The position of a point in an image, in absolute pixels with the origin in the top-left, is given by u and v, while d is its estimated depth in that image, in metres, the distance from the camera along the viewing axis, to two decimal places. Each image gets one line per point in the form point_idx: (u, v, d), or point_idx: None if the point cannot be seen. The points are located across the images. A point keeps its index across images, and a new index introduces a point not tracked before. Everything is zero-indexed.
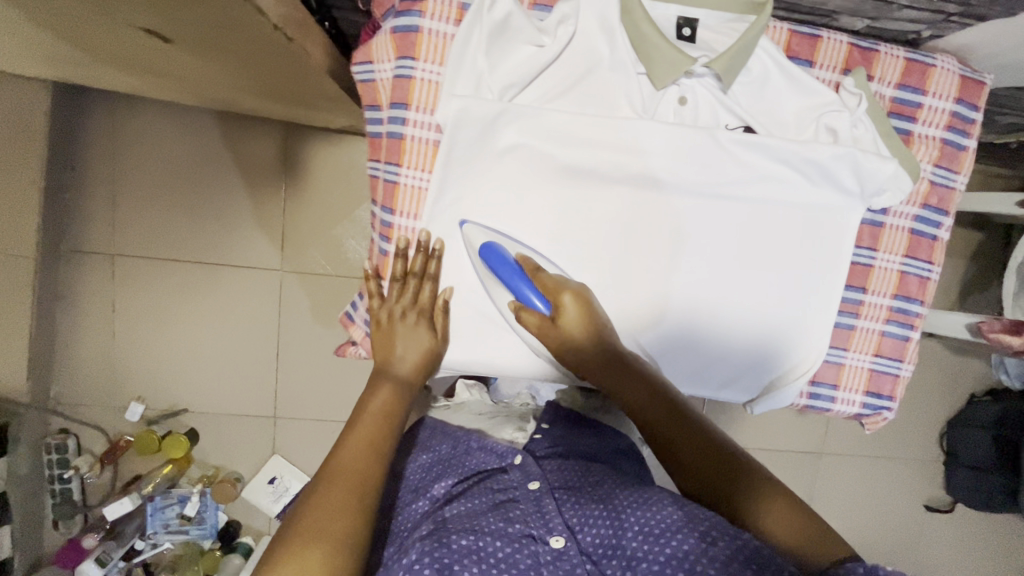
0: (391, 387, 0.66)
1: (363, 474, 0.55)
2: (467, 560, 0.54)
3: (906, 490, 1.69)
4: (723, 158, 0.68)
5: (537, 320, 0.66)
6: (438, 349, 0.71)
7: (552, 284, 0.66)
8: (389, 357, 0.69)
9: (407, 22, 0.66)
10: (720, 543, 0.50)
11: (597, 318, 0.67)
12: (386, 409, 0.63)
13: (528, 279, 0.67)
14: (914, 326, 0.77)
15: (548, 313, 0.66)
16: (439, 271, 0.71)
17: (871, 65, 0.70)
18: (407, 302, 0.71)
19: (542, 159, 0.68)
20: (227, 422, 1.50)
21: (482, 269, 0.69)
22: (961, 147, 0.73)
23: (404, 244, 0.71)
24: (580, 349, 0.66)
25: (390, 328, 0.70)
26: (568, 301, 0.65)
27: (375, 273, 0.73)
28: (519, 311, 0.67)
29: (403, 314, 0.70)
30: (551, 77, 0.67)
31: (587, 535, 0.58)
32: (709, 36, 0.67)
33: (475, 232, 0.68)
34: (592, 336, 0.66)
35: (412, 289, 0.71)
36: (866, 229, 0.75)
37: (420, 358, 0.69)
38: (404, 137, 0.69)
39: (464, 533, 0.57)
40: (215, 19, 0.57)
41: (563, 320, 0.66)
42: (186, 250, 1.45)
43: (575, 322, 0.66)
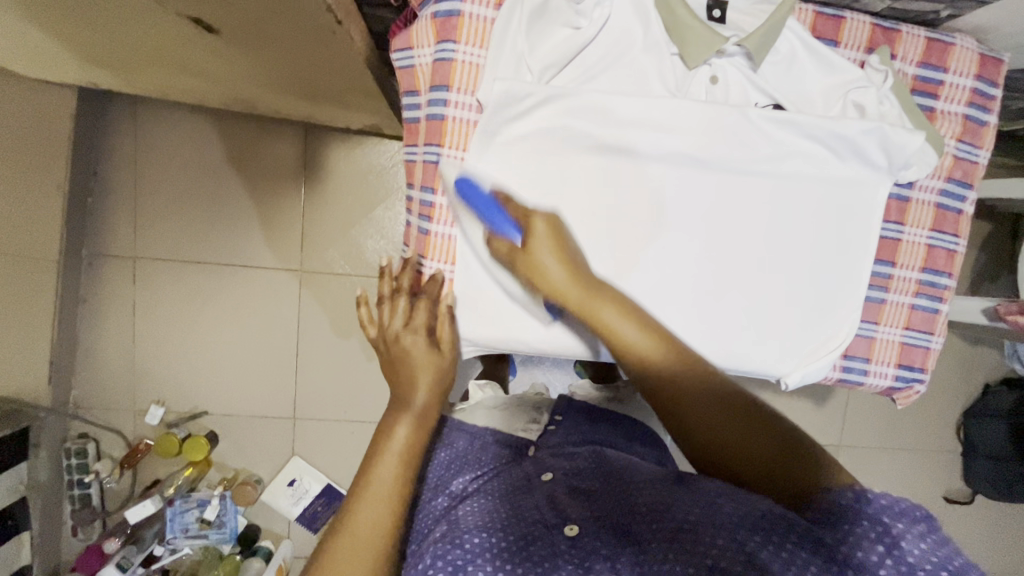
0: (411, 425, 0.62)
1: (383, 527, 0.56)
2: (480, 559, 0.55)
3: (923, 481, 1.71)
4: (754, 135, 0.70)
5: (507, 247, 0.63)
6: (445, 364, 0.65)
7: (522, 209, 0.64)
8: (400, 392, 0.63)
9: (449, 8, 0.68)
10: (728, 507, 0.52)
11: (572, 253, 0.64)
12: (408, 448, 0.61)
13: (500, 206, 0.65)
14: (942, 298, 0.79)
15: (519, 240, 0.63)
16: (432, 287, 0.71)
17: (894, 43, 0.73)
18: (400, 323, 0.65)
19: (578, 137, 0.70)
20: (247, 424, 1.50)
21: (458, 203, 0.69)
22: (983, 123, 0.75)
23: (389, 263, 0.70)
24: (554, 282, 0.62)
25: (390, 357, 0.65)
26: (540, 226, 0.63)
27: (364, 300, 0.70)
28: (491, 239, 0.65)
29: (401, 335, 0.65)
30: (587, 60, 0.69)
31: (601, 529, 0.58)
32: (738, 18, 0.69)
33: (450, 168, 0.69)
34: (570, 273, 0.62)
35: (405, 310, 0.66)
36: (894, 204, 0.76)
37: (432, 382, 0.64)
38: (446, 119, 0.70)
39: (475, 532, 0.58)
40: (272, 5, 0.59)
41: (533, 245, 0.62)
42: (206, 253, 1.46)
43: (545, 247, 0.62)
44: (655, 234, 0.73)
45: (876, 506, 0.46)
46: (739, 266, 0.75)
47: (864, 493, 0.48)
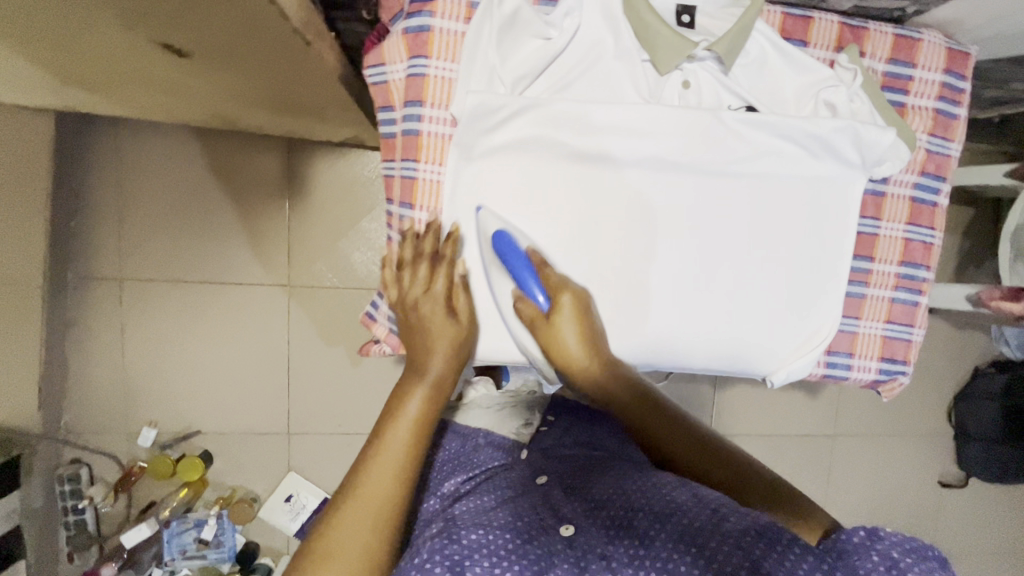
0: (424, 392, 0.62)
1: (390, 497, 0.55)
2: (480, 555, 0.54)
3: (917, 467, 1.73)
4: (728, 136, 0.71)
5: (532, 313, 0.67)
6: (462, 338, 0.67)
7: (556, 282, 0.69)
8: (419, 359, 0.64)
9: (418, 23, 0.67)
10: (733, 519, 0.52)
11: (589, 326, 0.69)
12: (420, 419, 0.60)
13: (534, 272, 0.68)
14: (921, 291, 0.80)
15: (545, 309, 0.68)
16: (454, 249, 0.69)
17: (862, 41, 0.73)
18: (419, 289, 0.67)
19: (553, 147, 0.70)
20: (242, 441, 1.50)
21: (489, 256, 0.71)
22: (953, 116, 0.76)
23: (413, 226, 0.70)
24: (570, 356, 0.68)
25: (407, 322, 0.66)
26: (567, 301, 0.68)
27: (389, 262, 0.70)
28: (517, 301, 0.68)
29: (423, 300, 0.66)
30: (559, 70, 0.69)
31: (598, 521, 0.58)
32: (707, 22, 0.70)
33: (489, 219, 0.70)
34: (583, 347, 0.68)
35: (425, 274, 0.67)
36: (869, 199, 0.77)
37: (449, 350, 0.65)
38: (421, 134, 0.70)
39: (473, 529, 0.58)
40: (239, 28, 0.58)
41: (559, 317, 0.67)
42: (193, 271, 1.46)
43: (568, 323, 0.68)
44: (630, 244, 0.74)
45: (887, 543, 0.47)
46: (718, 267, 0.75)
47: (875, 531, 0.48)
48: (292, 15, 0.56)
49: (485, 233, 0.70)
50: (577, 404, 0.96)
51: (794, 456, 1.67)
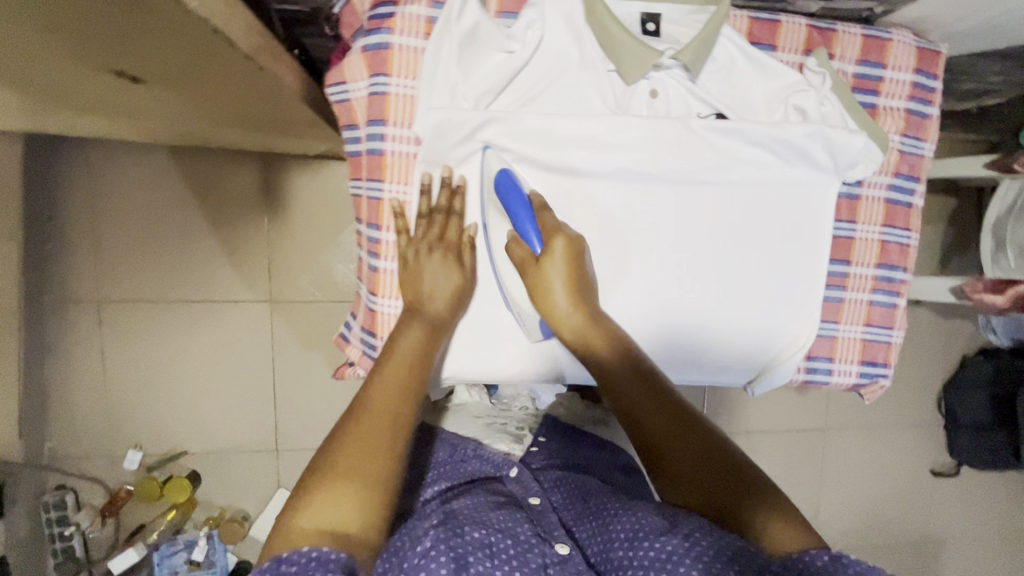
0: (423, 328, 0.64)
1: (398, 419, 0.55)
2: (482, 553, 0.52)
3: (909, 457, 1.74)
4: (698, 145, 0.70)
5: (523, 254, 0.65)
6: (466, 285, 0.69)
7: (552, 225, 0.65)
8: (419, 296, 0.66)
9: (377, 41, 0.65)
10: (704, 543, 0.50)
11: (582, 274, 0.66)
12: (419, 350, 0.62)
13: (532, 215, 0.66)
14: (899, 292, 0.79)
15: (537, 253, 0.65)
16: (464, 205, 0.70)
17: (830, 44, 0.72)
18: (432, 237, 0.68)
19: (521, 162, 0.69)
20: (230, 459, 1.48)
21: (490, 200, 0.69)
22: (925, 116, 0.75)
23: (426, 180, 0.68)
24: (557, 305, 0.65)
25: (416, 266, 0.67)
26: (559, 246, 0.64)
27: (401, 211, 0.69)
28: (511, 241, 0.66)
29: (430, 250, 0.67)
30: (524, 82, 0.67)
31: (591, 547, 0.59)
32: (672, 30, 0.68)
33: (495, 158, 0.67)
34: (573, 292, 0.65)
35: (439, 224, 0.68)
36: (844, 203, 0.76)
37: (450, 295, 0.67)
38: (385, 154, 0.68)
39: (475, 526, 0.56)
40: (187, 56, 0.56)
41: (549, 261, 0.64)
42: (173, 290, 1.43)
43: (558, 268, 0.65)
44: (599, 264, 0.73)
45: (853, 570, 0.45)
46: (691, 282, 0.74)
47: (839, 557, 0.46)
48: (241, 40, 0.54)
49: (488, 173, 0.68)
50: (565, 426, 0.94)
51: (787, 452, 1.67)
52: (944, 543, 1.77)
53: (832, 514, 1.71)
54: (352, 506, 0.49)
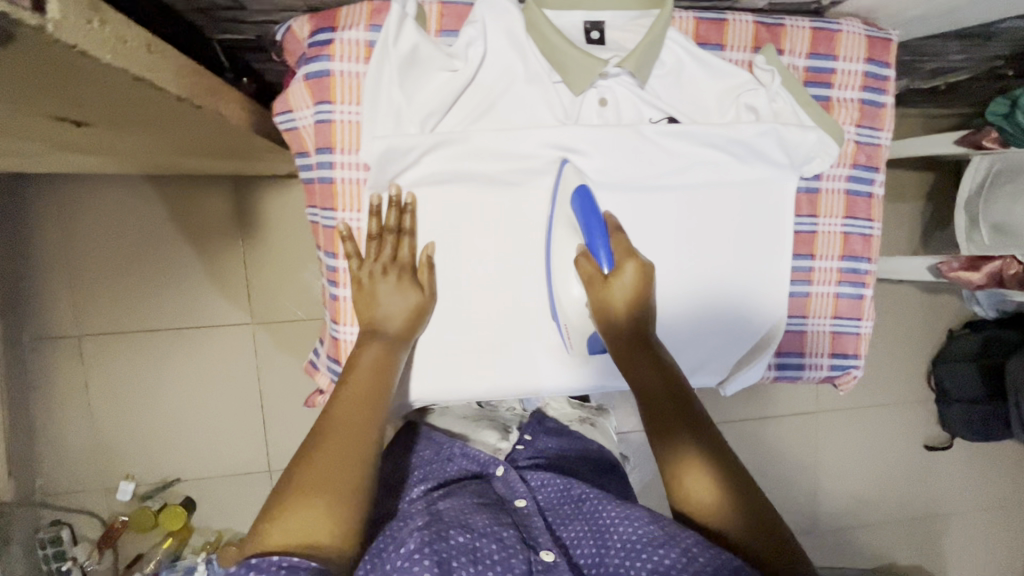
0: (382, 345, 0.63)
1: (365, 430, 0.55)
2: (466, 558, 0.52)
3: (903, 433, 1.74)
4: (652, 150, 0.69)
5: (590, 269, 0.65)
6: (426, 306, 0.67)
7: (624, 248, 0.65)
8: (375, 317, 0.65)
9: (318, 69, 0.65)
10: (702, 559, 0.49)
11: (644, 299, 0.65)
12: (380, 366, 0.61)
13: (606, 236, 0.65)
14: (865, 283, 0.79)
15: (605, 271, 0.64)
16: (414, 223, 0.68)
17: (779, 39, 0.72)
18: (386, 259, 0.66)
19: (475, 179, 0.68)
20: (224, 483, 1.48)
21: (561, 215, 0.69)
22: (880, 105, 0.75)
23: (376, 201, 0.66)
24: (617, 321, 0.64)
25: (371, 289, 0.65)
26: (631, 268, 0.64)
27: (349, 233, 0.66)
28: (579, 256, 0.66)
29: (384, 272, 0.66)
30: (470, 100, 0.66)
31: (579, 550, 0.59)
32: (617, 36, 0.68)
33: (572, 174, 0.68)
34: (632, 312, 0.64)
35: (391, 244, 0.67)
36: (803, 197, 0.76)
37: (408, 315, 0.66)
38: (334, 181, 0.67)
39: (460, 531, 0.55)
40: (119, 100, 0.55)
41: (615, 279, 0.63)
42: (154, 319, 1.43)
43: (625, 289, 0.63)
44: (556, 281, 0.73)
45: None
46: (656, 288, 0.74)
47: None
48: (171, 84, 0.53)
49: (565, 186, 0.68)
50: (555, 426, 0.91)
51: (781, 437, 1.68)
52: (943, 516, 1.78)
53: (830, 495, 1.72)
54: (321, 514, 0.48)
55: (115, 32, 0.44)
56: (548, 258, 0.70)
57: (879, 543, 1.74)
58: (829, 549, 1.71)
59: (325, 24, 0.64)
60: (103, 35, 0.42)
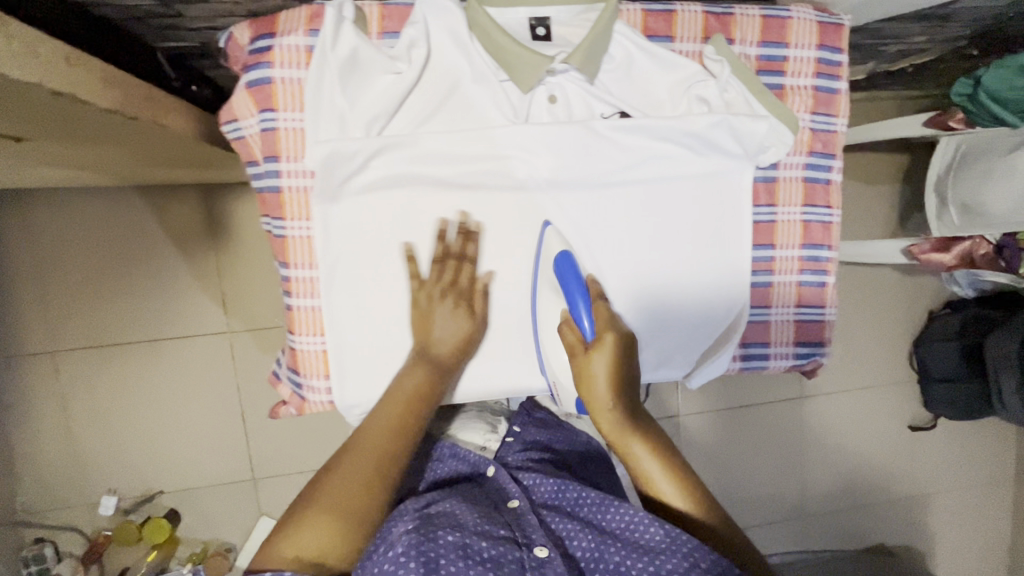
0: (428, 372, 0.64)
1: (383, 455, 0.58)
2: (457, 556, 0.52)
3: (886, 415, 1.75)
4: (604, 146, 0.68)
5: (574, 339, 0.62)
6: (477, 334, 0.68)
7: (605, 317, 0.61)
8: (427, 340, 0.66)
9: (258, 76, 0.63)
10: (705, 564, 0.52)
11: (628, 369, 0.61)
12: (420, 392, 0.62)
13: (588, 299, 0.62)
14: (828, 271, 0.78)
15: (587, 340, 0.60)
16: (477, 250, 0.69)
17: (729, 28, 0.71)
18: (445, 283, 0.67)
19: (425, 182, 0.67)
20: (208, 494, 1.47)
21: (544, 272, 0.68)
22: (833, 91, 0.74)
23: (442, 226, 0.67)
24: (597, 397, 0.60)
25: (428, 308, 0.66)
26: (610, 341, 0.59)
27: (411, 254, 0.67)
28: (563, 322, 0.63)
29: (442, 296, 0.66)
30: (418, 102, 0.65)
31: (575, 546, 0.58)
32: (563, 31, 0.67)
33: (554, 237, 0.68)
34: (615, 391, 0.60)
35: (452, 269, 0.67)
36: (761, 186, 0.75)
37: (458, 341, 0.66)
38: (281, 190, 0.66)
39: (449, 529, 0.54)
40: (47, 116, 0.54)
41: (598, 352, 0.59)
42: (129, 332, 1.41)
43: (604, 363, 0.59)
44: (517, 278, 0.71)
45: None
46: (617, 284, 0.73)
47: None
48: (98, 98, 0.52)
49: (549, 248, 0.67)
50: (544, 418, 0.88)
51: (766, 424, 1.68)
52: (928, 495, 1.79)
53: (816, 479, 1.73)
54: (330, 537, 0.53)
55: (25, 47, 0.43)
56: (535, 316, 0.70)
57: (866, 524, 1.75)
58: (816, 532, 1.73)
59: (265, 31, 0.63)
60: (11, 51, 0.41)
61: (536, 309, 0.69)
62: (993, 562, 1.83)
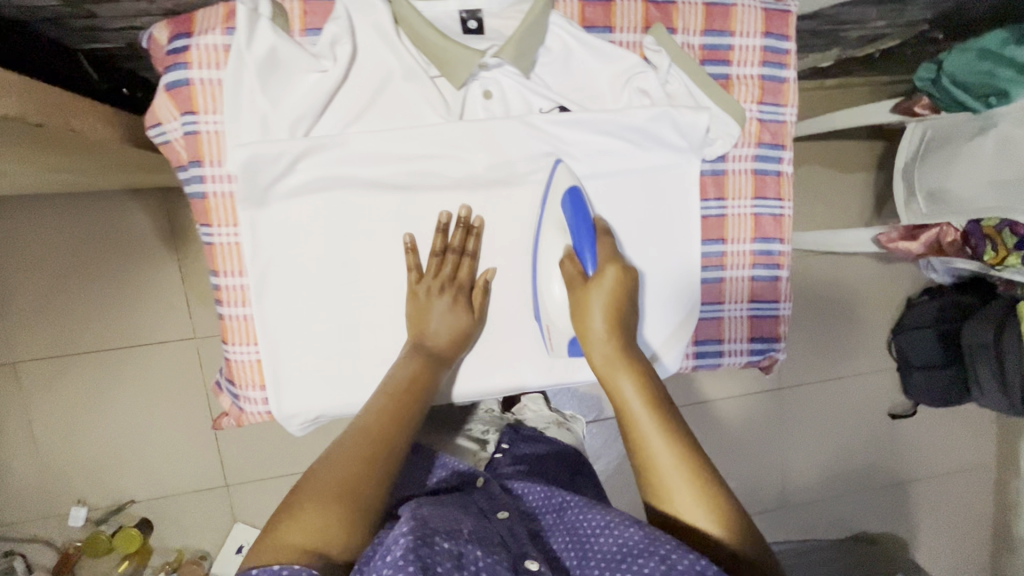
0: (423, 363, 0.63)
1: (384, 437, 0.53)
2: (451, 564, 0.43)
3: (866, 404, 1.75)
4: (542, 142, 0.66)
5: (574, 271, 0.62)
6: (472, 330, 0.67)
7: (609, 254, 0.62)
8: (422, 332, 0.65)
9: (176, 77, 0.61)
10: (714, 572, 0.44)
11: (625, 315, 0.60)
12: (413, 380, 0.61)
13: (593, 240, 0.63)
14: (780, 265, 0.77)
15: (588, 274, 0.61)
16: (478, 246, 0.68)
17: (671, 17, 0.69)
18: (444, 278, 0.66)
19: (356, 185, 0.65)
20: (180, 501, 1.45)
21: (550, 219, 0.66)
22: (781, 80, 0.72)
23: (444, 219, 0.66)
24: (592, 328, 0.58)
25: (426, 302, 0.65)
26: (611, 274, 0.59)
27: (413, 246, 0.66)
28: (565, 257, 0.63)
29: (440, 292, 0.66)
30: (346, 101, 0.63)
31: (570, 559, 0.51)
32: (496, 24, 0.65)
33: (566, 174, 0.66)
34: (612, 328, 0.58)
35: (451, 265, 0.66)
36: (709, 180, 0.73)
37: (453, 337, 0.66)
38: (206, 196, 0.63)
39: (445, 536, 0.46)
40: None
41: (596, 285, 0.59)
42: (93, 339, 1.38)
43: (603, 296, 0.59)
44: None
45: None
46: None
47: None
48: None
49: (556, 187, 0.66)
50: (532, 434, 0.85)
51: (748, 416, 1.68)
52: (910, 482, 1.79)
53: (798, 469, 1.72)
54: (334, 522, 0.46)
55: None
56: (535, 258, 0.68)
57: (849, 512, 1.75)
58: (799, 522, 1.72)
59: (182, 30, 0.61)
60: None
61: (539, 250, 0.67)
62: (977, 546, 1.83)
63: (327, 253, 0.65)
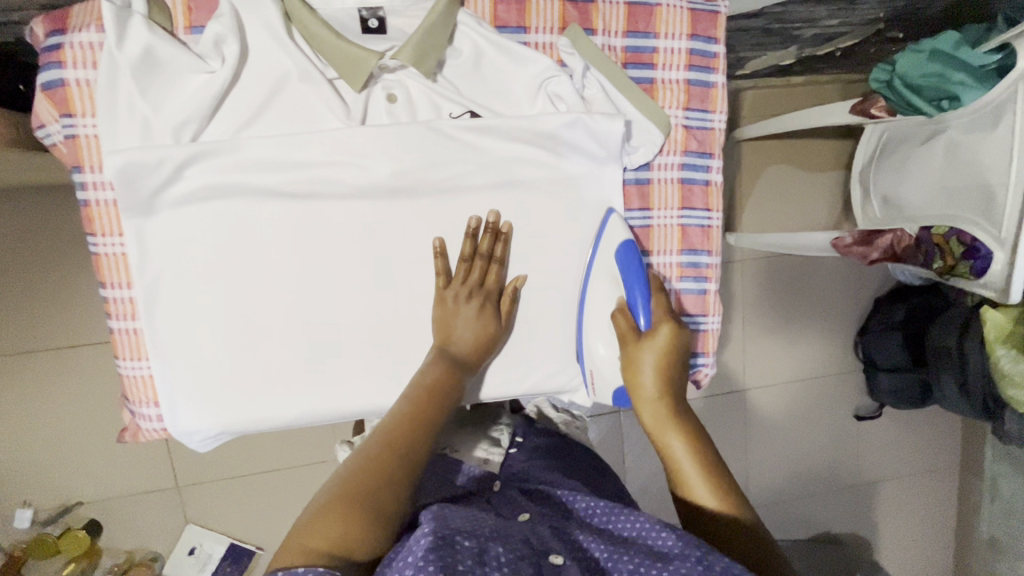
0: (447, 366, 0.61)
1: (409, 440, 0.52)
2: (473, 564, 0.40)
3: (834, 406, 1.73)
4: (451, 148, 0.63)
5: (627, 325, 0.61)
6: (497, 333, 0.66)
7: (663, 309, 0.61)
8: (447, 339, 0.64)
9: (50, 77, 0.57)
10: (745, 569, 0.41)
11: (677, 372, 0.60)
12: (439, 383, 0.59)
13: (646, 291, 0.62)
14: (708, 278, 0.73)
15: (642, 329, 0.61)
16: (507, 253, 0.66)
17: (590, 17, 0.65)
18: (472, 284, 0.65)
19: (243, 192, 0.61)
20: (135, 502, 1.29)
21: (601, 266, 0.66)
22: (709, 85, 0.69)
23: (473, 224, 0.64)
24: (644, 387, 0.59)
25: (454, 309, 0.64)
26: (665, 332, 0.59)
27: (442, 250, 0.65)
28: (617, 310, 0.62)
29: (468, 297, 0.64)
30: (236, 105, 0.59)
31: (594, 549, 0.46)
32: (399, 23, 0.62)
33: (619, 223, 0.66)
34: (665, 387, 0.58)
35: (479, 271, 0.65)
36: (633, 189, 0.70)
37: (478, 341, 0.64)
38: (88, 204, 0.60)
39: (467, 535, 0.43)
40: None
41: (649, 343, 0.59)
42: (36, 338, 1.19)
43: (655, 354, 0.59)
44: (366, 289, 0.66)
45: None
46: None
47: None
48: None
49: (610, 235, 0.66)
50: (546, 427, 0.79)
51: (715, 417, 1.65)
52: (876, 482, 1.78)
53: (765, 472, 1.71)
54: (354, 525, 0.44)
55: None
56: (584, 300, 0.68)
57: (816, 512, 1.75)
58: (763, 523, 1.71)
59: (56, 26, 0.57)
60: None
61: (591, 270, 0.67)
62: (940, 546, 1.84)
63: (219, 266, 0.62)
